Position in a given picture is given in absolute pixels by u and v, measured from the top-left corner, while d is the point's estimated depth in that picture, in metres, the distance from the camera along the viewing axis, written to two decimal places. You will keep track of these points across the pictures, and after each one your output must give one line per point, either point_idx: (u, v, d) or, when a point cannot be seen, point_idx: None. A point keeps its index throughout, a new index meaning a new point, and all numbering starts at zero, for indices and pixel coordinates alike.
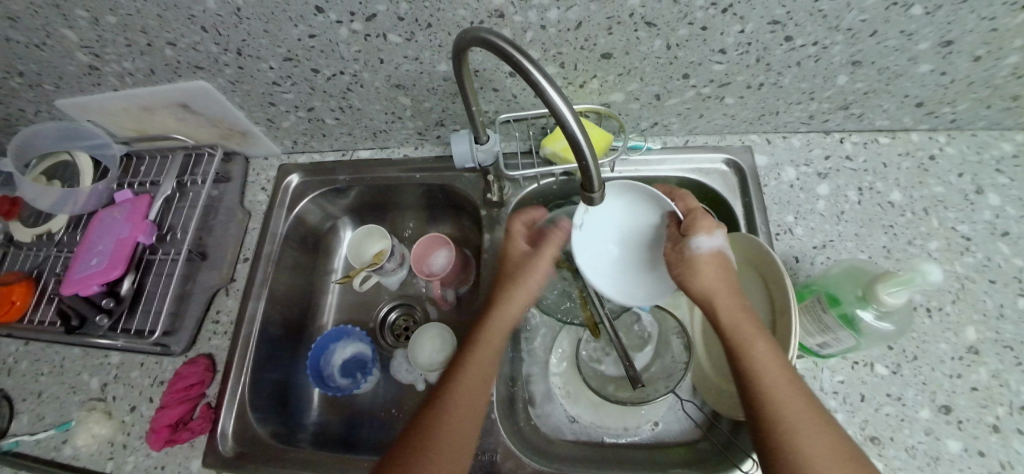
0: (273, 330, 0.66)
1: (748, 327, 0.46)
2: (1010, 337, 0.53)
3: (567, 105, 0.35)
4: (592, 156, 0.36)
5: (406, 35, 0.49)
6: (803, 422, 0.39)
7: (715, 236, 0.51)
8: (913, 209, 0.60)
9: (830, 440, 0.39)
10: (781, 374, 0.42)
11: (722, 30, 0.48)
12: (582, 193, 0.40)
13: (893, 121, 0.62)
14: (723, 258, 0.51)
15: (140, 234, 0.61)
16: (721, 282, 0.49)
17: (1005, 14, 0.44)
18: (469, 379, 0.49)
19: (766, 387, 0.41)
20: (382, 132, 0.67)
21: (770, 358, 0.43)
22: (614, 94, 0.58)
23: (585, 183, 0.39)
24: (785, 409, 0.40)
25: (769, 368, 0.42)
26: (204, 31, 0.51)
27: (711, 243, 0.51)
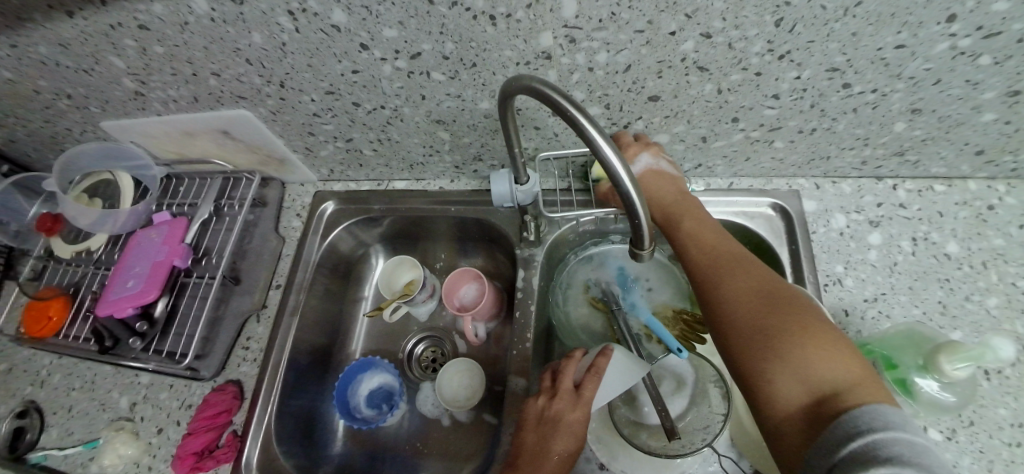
0: (301, 357, 0.65)
1: (686, 233, 0.50)
2: None
3: (623, 164, 0.34)
4: (646, 215, 0.36)
5: (450, 73, 0.50)
6: (722, 284, 0.43)
7: (641, 157, 0.55)
8: (971, 262, 0.56)
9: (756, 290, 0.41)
10: (715, 267, 0.45)
11: (777, 76, 0.47)
12: (632, 247, 0.40)
13: (951, 169, 0.59)
14: (654, 168, 0.55)
15: (176, 257, 0.62)
16: (660, 198, 0.55)
17: None
18: None
19: (703, 281, 0.45)
20: (418, 165, 0.66)
21: (704, 255, 0.47)
22: (658, 135, 0.57)
23: (636, 240, 0.39)
24: (709, 279, 0.45)
25: (706, 265, 0.46)
26: (249, 63, 0.51)
27: (638, 163, 0.55)
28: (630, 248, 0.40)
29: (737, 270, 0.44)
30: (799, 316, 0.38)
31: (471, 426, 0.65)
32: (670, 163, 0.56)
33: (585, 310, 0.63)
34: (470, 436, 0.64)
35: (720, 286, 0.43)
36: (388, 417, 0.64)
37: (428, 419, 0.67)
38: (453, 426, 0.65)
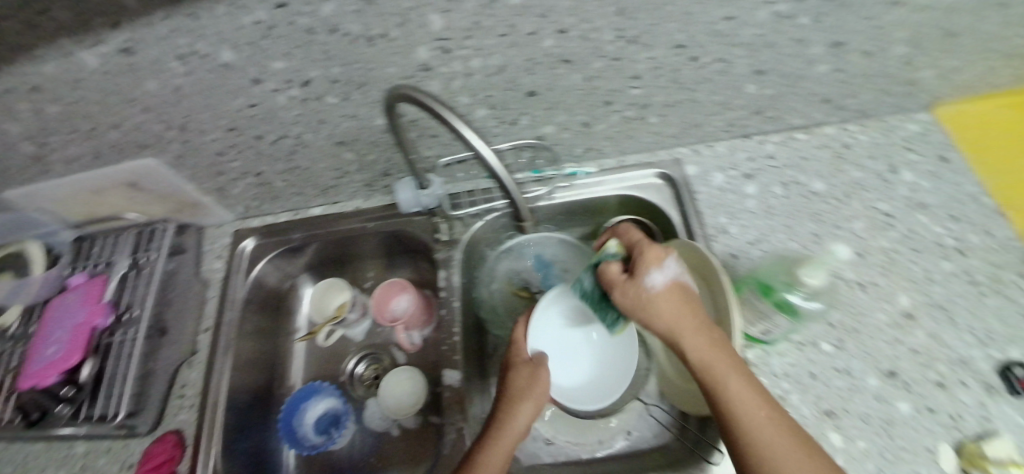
0: (241, 396, 0.65)
1: (726, 361, 0.42)
2: (940, 298, 0.59)
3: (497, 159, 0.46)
4: (520, 194, 0.50)
5: (342, 95, 0.53)
6: (771, 442, 0.38)
7: (666, 262, 0.48)
8: (835, 195, 0.65)
9: (807, 458, 0.38)
10: (767, 411, 0.40)
11: (632, 59, 0.53)
12: (517, 221, 0.55)
13: (806, 118, 0.68)
14: (681, 277, 0.48)
15: (96, 316, 0.61)
16: (692, 312, 0.46)
17: (880, 12, 0.51)
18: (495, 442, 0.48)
19: (760, 432, 0.39)
20: (331, 188, 0.69)
21: (752, 394, 0.41)
22: (545, 127, 0.62)
23: (518, 212, 0.54)
24: (755, 433, 0.39)
25: (755, 404, 0.40)
26: (146, 111, 0.52)
27: (665, 269, 0.47)
28: (516, 221, 0.55)
29: (778, 413, 0.40)
30: None
31: (425, 430, 0.66)
32: (693, 280, 0.49)
33: (509, 299, 0.68)
34: (423, 440, 0.66)
35: (777, 456, 0.38)
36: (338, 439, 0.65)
37: (381, 432, 0.68)
38: (406, 434, 0.67)
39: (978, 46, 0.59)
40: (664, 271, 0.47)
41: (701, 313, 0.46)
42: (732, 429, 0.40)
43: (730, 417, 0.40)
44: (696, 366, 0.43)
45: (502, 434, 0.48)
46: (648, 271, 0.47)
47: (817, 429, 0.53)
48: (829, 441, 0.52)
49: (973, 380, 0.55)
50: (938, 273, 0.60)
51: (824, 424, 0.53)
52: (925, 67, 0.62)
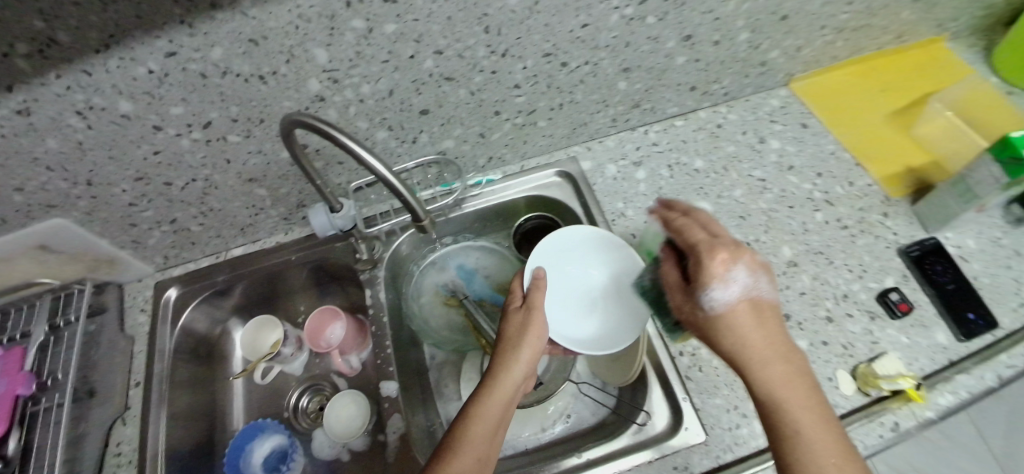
0: (180, 448, 0.64)
1: (799, 390, 0.42)
2: (817, 244, 0.67)
3: (382, 164, 0.47)
4: (412, 195, 0.51)
5: (244, 133, 0.57)
6: (810, 436, 0.40)
7: (735, 275, 0.45)
8: (715, 169, 0.72)
9: (840, 450, 0.39)
10: (836, 444, 0.39)
11: (508, 70, 0.59)
12: (414, 222, 0.54)
13: (680, 106, 0.76)
14: (755, 295, 0.45)
15: (19, 384, 0.58)
16: (767, 337, 0.44)
17: (717, 6, 0.59)
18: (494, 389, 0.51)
19: (826, 461, 0.38)
20: (249, 226, 0.71)
21: (822, 427, 0.40)
22: (445, 141, 0.67)
23: (415, 215, 0.54)
24: (795, 422, 0.41)
25: (823, 436, 0.40)
26: (50, 170, 0.54)
27: (732, 285, 0.44)
28: (414, 223, 0.55)
29: (845, 446, 0.40)
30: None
31: (373, 449, 0.67)
32: (766, 289, 0.46)
33: (441, 310, 0.70)
34: (372, 459, 0.66)
35: (811, 444, 0.40)
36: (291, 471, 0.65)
37: (331, 460, 0.68)
38: (354, 458, 0.67)
39: (811, 25, 0.69)
40: (733, 286, 0.44)
41: (778, 339, 0.44)
42: (796, 452, 0.40)
43: (795, 440, 0.40)
44: (765, 389, 0.42)
45: (497, 385, 0.51)
46: (711, 285, 0.45)
47: (727, 377, 0.58)
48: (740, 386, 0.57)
49: (857, 311, 0.63)
50: (811, 224, 0.68)
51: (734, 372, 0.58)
52: (771, 48, 0.71)
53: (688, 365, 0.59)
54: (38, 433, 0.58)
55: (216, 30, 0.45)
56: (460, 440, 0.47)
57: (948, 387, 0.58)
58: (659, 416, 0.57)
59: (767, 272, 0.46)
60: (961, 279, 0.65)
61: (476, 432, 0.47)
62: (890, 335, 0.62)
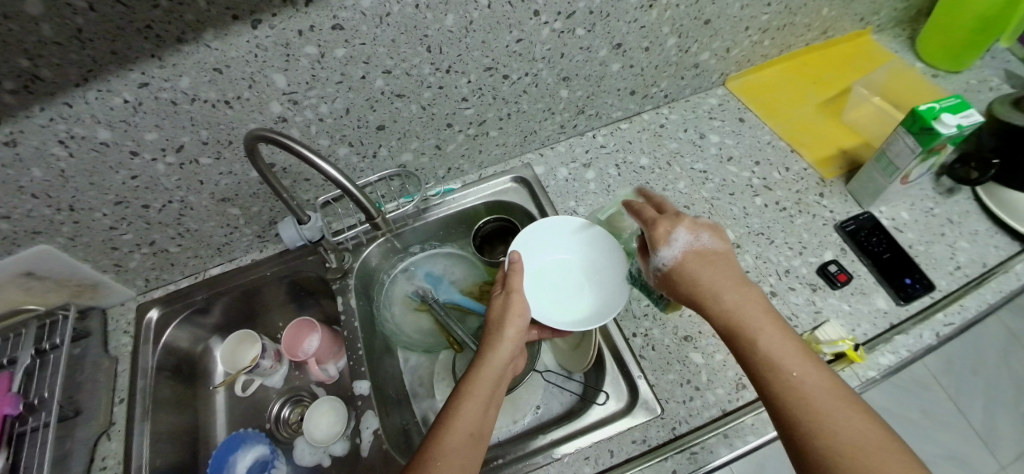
0: (162, 461, 0.66)
1: (755, 318, 0.46)
2: (758, 226, 0.71)
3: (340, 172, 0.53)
4: (367, 200, 0.57)
5: (214, 154, 0.61)
6: (771, 355, 0.44)
7: (675, 237, 0.52)
8: (659, 165, 0.77)
9: (803, 363, 0.43)
10: (795, 356, 0.44)
11: (454, 84, 0.64)
12: (369, 220, 0.61)
13: (624, 110, 0.82)
14: (701, 249, 0.51)
15: (5, 405, 0.61)
16: (722, 280, 0.49)
17: (639, 16, 0.65)
18: (482, 370, 0.53)
19: (789, 373, 0.43)
20: (225, 245, 0.75)
21: (782, 343, 0.44)
22: (404, 154, 0.71)
23: (370, 214, 0.61)
24: (757, 345, 0.45)
25: (784, 351, 0.44)
26: (35, 197, 0.58)
27: (676, 245, 0.51)
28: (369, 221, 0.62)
29: (806, 356, 0.44)
30: (831, 387, 0.42)
31: (352, 452, 0.69)
32: (712, 240, 0.52)
33: (410, 316, 0.73)
34: (351, 461, 0.68)
35: (775, 362, 0.43)
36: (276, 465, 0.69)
37: (313, 467, 0.70)
38: (335, 462, 0.69)
39: (734, 27, 0.76)
40: (677, 245, 0.51)
41: (731, 279, 0.49)
42: (763, 371, 0.44)
43: (761, 362, 0.44)
44: (725, 323, 0.47)
45: (485, 365, 0.54)
46: (659, 246, 0.52)
47: (679, 353, 0.61)
48: (692, 361, 0.60)
49: (800, 284, 0.67)
50: (752, 208, 0.72)
51: (685, 347, 0.61)
52: (700, 52, 0.78)
53: (642, 345, 0.62)
54: (25, 453, 0.62)
55: (183, 62, 0.50)
56: (451, 420, 0.49)
57: (889, 347, 0.62)
58: (619, 390, 0.61)
59: (711, 229, 0.53)
60: (896, 247, 0.69)
61: (466, 411, 0.50)
62: (831, 304, 0.66)
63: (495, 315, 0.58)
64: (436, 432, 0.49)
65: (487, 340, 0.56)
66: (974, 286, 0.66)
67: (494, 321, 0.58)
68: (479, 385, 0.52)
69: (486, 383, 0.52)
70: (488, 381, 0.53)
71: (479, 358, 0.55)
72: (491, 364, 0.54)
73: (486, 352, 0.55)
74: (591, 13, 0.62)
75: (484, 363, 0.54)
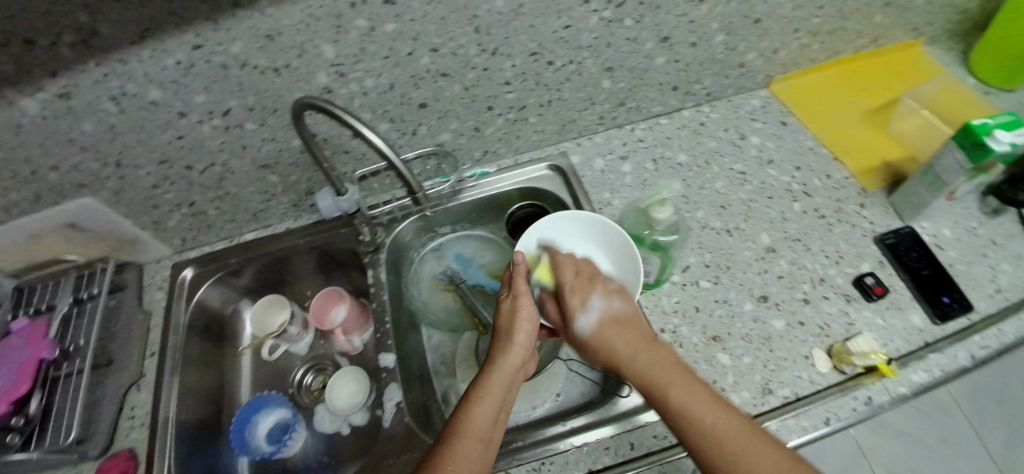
0: (188, 416, 0.68)
1: (665, 371, 0.48)
2: (794, 231, 0.70)
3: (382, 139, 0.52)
4: (405, 167, 0.56)
5: (259, 121, 0.62)
6: (686, 410, 0.45)
7: (589, 304, 0.55)
8: (697, 163, 0.76)
9: (717, 412, 0.44)
10: (707, 404, 0.45)
11: (499, 67, 0.63)
12: (409, 194, 0.60)
13: (665, 105, 0.81)
14: (613, 314, 0.55)
15: (42, 350, 0.66)
16: (634, 342, 0.52)
17: (689, 10, 0.64)
18: (493, 374, 0.53)
19: (705, 424, 0.44)
20: (261, 211, 0.76)
21: (695, 394, 0.46)
22: (443, 134, 0.71)
23: (410, 188, 0.60)
24: (675, 399, 0.46)
25: (699, 402, 0.45)
26: (84, 150, 0.60)
27: (590, 311, 0.55)
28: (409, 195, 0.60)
29: (720, 404, 0.45)
30: (746, 435, 0.43)
31: (371, 423, 0.70)
32: (626, 303, 0.56)
33: (437, 296, 0.74)
34: (370, 432, 0.70)
35: (691, 416, 0.44)
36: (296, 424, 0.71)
37: (331, 433, 0.72)
38: (354, 431, 0.71)
39: (785, 28, 0.74)
40: (592, 312, 0.55)
41: (639, 340, 0.52)
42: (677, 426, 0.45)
43: (673, 416, 0.46)
44: (642, 381, 0.49)
45: (495, 370, 0.53)
46: (574, 314, 0.55)
47: (706, 352, 0.60)
48: (718, 361, 0.60)
49: (834, 294, 0.66)
50: (790, 213, 0.71)
51: (713, 347, 0.61)
52: (748, 51, 0.76)
53: (670, 342, 0.61)
54: (57, 397, 0.66)
55: (237, 26, 0.50)
56: (462, 424, 0.49)
57: (922, 364, 0.60)
58: None
59: (621, 294, 0.56)
60: (936, 264, 0.68)
61: (476, 415, 0.49)
62: (865, 316, 0.64)
63: (507, 318, 0.57)
64: (447, 438, 0.48)
65: (499, 345, 0.56)
66: (1015, 311, 0.64)
67: (505, 323, 0.57)
68: (492, 390, 0.52)
69: (497, 387, 0.52)
70: (500, 386, 0.52)
71: (490, 363, 0.55)
72: (503, 369, 0.54)
73: (497, 357, 0.55)
74: (642, 4, 0.60)
75: (495, 367, 0.54)
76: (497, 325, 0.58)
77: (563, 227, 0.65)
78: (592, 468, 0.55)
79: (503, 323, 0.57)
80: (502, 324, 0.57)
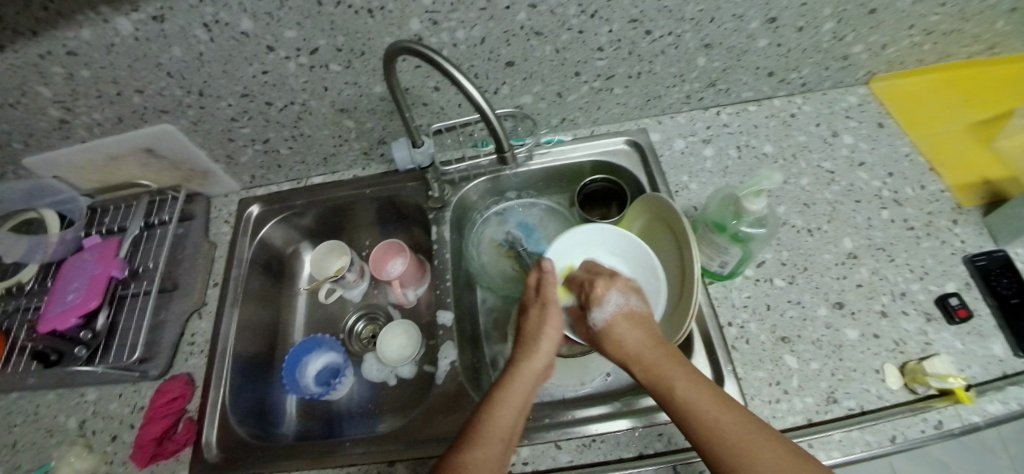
0: (246, 348, 0.71)
1: (671, 369, 0.48)
2: (879, 240, 0.66)
3: (475, 88, 0.47)
4: (499, 122, 0.50)
5: (345, 63, 0.60)
6: (685, 400, 0.45)
7: (606, 299, 0.57)
8: (783, 156, 0.73)
9: (717, 404, 0.43)
10: (710, 402, 0.44)
11: (594, 31, 0.60)
12: (498, 153, 0.53)
13: (756, 91, 0.76)
14: (631, 310, 0.56)
15: (113, 268, 0.67)
16: (643, 337, 0.52)
17: None
18: (520, 372, 0.53)
19: (705, 413, 0.43)
20: (331, 156, 0.76)
21: (695, 386, 0.46)
22: (523, 96, 0.69)
23: (499, 146, 0.53)
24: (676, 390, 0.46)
25: (699, 395, 0.45)
26: (170, 76, 0.60)
27: (608, 306, 0.56)
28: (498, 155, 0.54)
29: (717, 398, 0.44)
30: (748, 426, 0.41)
31: (418, 377, 0.72)
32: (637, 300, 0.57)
33: (496, 260, 0.74)
34: (416, 386, 0.71)
35: (690, 404, 0.44)
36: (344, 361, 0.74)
37: (377, 382, 0.73)
38: (400, 383, 0.73)
39: (901, 22, 0.67)
40: (608, 306, 0.56)
41: (650, 334, 0.52)
42: (683, 425, 0.44)
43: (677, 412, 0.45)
44: (649, 381, 0.49)
45: (519, 372, 0.53)
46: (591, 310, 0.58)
47: (773, 352, 0.59)
48: (785, 363, 0.58)
49: (914, 310, 0.62)
50: (876, 220, 0.68)
51: (780, 348, 0.59)
52: (856, 43, 0.70)
53: (735, 336, 0.60)
54: (123, 316, 0.69)
55: None
56: (490, 414, 0.49)
57: (1000, 395, 0.56)
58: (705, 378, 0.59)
59: (640, 294, 0.58)
60: None
61: (499, 416, 0.48)
62: (944, 338, 0.60)
63: (534, 321, 0.59)
64: (473, 429, 0.48)
65: (525, 345, 0.57)
66: None
67: (531, 327, 0.58)
68: (519, 387, 0.52)
69: (524, 384, 0.52)
70: (527, 385, 0.52)
71: (516, 362, 0.55)
72: (529, 369, 0.54)
73: (523, 357, 0.55)
74: None
75: (521, 366, 0.54)
76: (523, 328, 0.59)
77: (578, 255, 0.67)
78: (642, 452, 0.54)
79: (531, 325, 0.58)
80: (530, 326, 0.58)
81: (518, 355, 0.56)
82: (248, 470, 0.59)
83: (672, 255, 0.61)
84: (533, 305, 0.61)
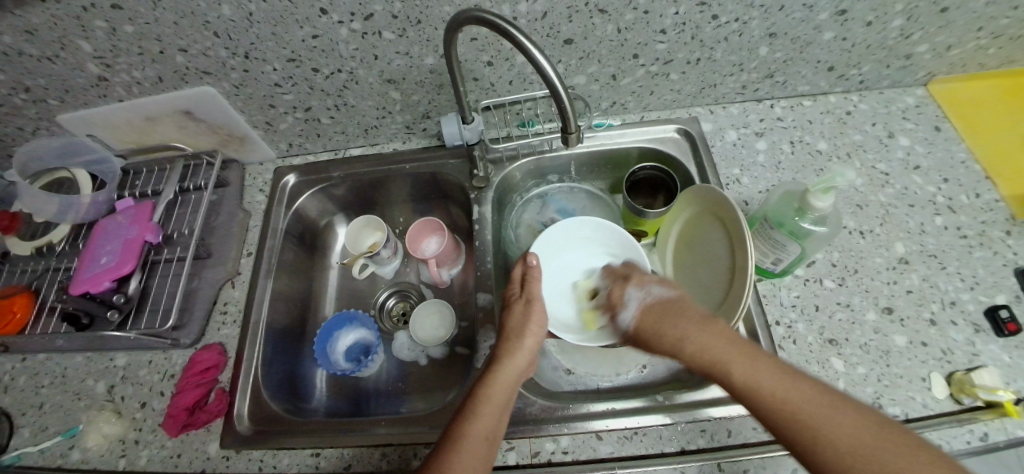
0: (278, 320, 0.70)
1: (720, 349, 0.46)
2: (932, 247, 0.64)
3: (548, 62, 0.45)
4: (569, 102, 0.48)
5: (399, 31, 0.57)
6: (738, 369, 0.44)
7: (627, 298, 0.57)
8: (838, 154, 0.71)
9: (771, 376, 0.43)
10: (768, 375, 0.43)
11: (660, 13, 0.57)
12: (562, 134, 0.52)
13: (813, 86, 0.74)
14: (654, 300, 0.55)
15: (147, 233, 0.66)
16: (683, 320, 0.51)
17: None
18: (501, 368, 0.52)
19: (766, 388, 0.42)
20: (373, 128, 0.74)
21: (750, 364, 0.44)
22: (577, 77, 0.67)
23: (563, 126, 0.51)
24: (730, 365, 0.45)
25: (757, 374, 0.43)
26: (216, 36, 0.57)
27: (632, 304, 0.56)
28: (562, 135, 0.52)
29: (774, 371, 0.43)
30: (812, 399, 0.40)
31: (450, 358, 0.71)
32: (667, 285, 0.56)
33: (535, 243, 0.74)
34: (448, 367, 0.71)
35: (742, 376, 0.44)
36: (371, 332, 0.73)
37: (408, 361, 0.73)
38: (431, 364, 0.72)
39: (971, 22, 0.64)
40: (631, 304, 0.56)
41: (690, 317, 0.51)
42: (743, 398, 0.43)
43: (744, 397, 0.43)
44: (704, 365, 0.47)
45: (500, 370, 0.52)
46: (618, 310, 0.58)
47: (820, 354, 0.58)
48: (832, 366, 0.58)
49: (962, 320, 0.59)
50: (930, 226, 0.66)
51: (828, 351, 0.59)
52: (922, 41, 0.67)
53: (782, 336, 0.60)
54: (156, 283, 0.67)
55: None
56: (470, 416, 0.48)
57: None
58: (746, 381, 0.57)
59: (661, 281, 0.56)
60: None
61: (482, 417, 0.47)
62: (991, 351, 0.57)
63: (519, 318, 0.57)
64: (452, 431, 0.47)
65: (506, 340, 0.55)
66: None
67: (515, 323, 0.56)
68: (501, 384, 0.51)
69: (502, 379, 0.51)
70: (506, 381, 0.51)
71: (498, 357, 0.53)
72: (510, 365, 0.52)
73: (507, 353, 0.54)
74: None
75: (501, 363, 0.53)
76: (505, 322, 0.58)
77: (585, 231, 0.69)
78: (685, 447, 0.54)
79: (513, 321, 0.57)
80: (514, 322, 0.57)
81: (501, 349, 0.55)
82: (280, 443, 0.58)
83: (722, 252, 0.59)
84: (518, 300, 0.59)
